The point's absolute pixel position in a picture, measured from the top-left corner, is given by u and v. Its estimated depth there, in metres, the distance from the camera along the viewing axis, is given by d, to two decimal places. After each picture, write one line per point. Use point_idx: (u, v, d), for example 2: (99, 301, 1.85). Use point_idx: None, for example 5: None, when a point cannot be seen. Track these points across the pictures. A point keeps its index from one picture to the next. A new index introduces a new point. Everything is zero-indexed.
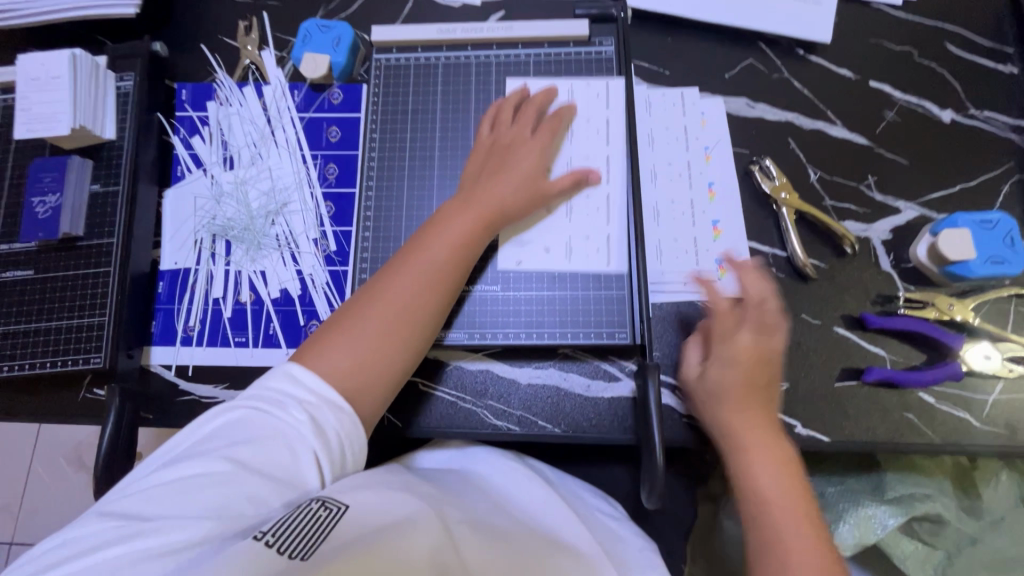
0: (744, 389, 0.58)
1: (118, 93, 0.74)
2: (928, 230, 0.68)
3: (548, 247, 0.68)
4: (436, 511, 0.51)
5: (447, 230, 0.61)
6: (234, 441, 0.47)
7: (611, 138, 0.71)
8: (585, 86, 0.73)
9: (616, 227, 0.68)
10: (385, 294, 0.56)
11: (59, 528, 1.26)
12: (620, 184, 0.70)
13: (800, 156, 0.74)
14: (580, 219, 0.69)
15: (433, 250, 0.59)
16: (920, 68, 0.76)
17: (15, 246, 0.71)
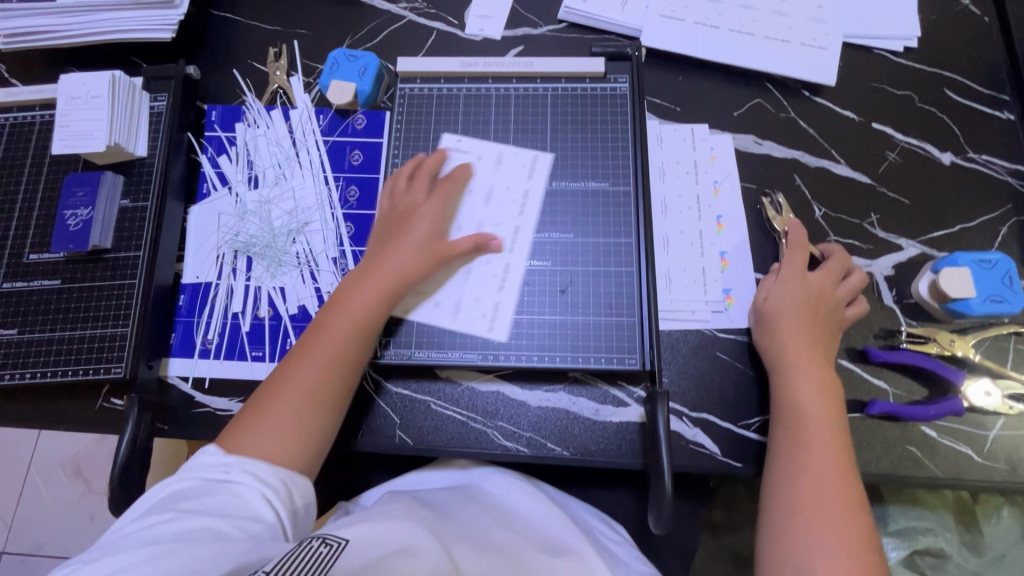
0: (819, 378, 0.62)
1: (152, 113, 0.78)
2: (929, 268, 0.70)
3: (439, 303, 0.70)
4: (435, 532, 0.53)
5: (346, 310, 0.63)
6: (183, 497, 0.50)
7: (522, 208, 0.73)
8: (506, 155, 0.76)
9: (506, 293, 0.70)
10: (289, 383, 0.59)
11: (55, 537, 1.26)
12: (512, 250, 0.71)
13: (806, 193, 0.77)
14: (477, 281, 0.70)
15: (332, 334, 0.62)
16: (920, 112, 0.80)
17: (44, 257, 0.74)
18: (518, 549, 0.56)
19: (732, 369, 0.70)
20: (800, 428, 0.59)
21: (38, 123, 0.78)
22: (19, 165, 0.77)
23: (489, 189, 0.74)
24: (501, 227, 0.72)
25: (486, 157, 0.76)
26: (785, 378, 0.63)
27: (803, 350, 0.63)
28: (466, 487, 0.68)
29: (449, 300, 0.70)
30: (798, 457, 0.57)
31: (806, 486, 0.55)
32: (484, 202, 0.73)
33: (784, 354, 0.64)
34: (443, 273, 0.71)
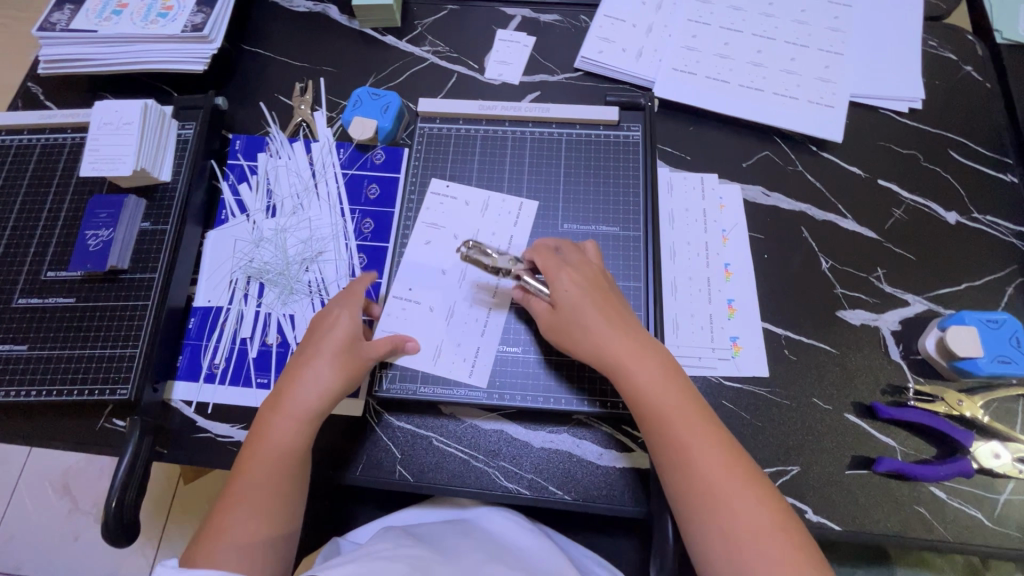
0: (638, 348, 0.61)
1: (178, 140, 0.80)
2: (936, 325, 0.70)
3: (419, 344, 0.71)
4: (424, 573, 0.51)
5: (267, 443, 0.61)
6: None
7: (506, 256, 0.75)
8: (487, 200, 0.78)
9: (488, 339, 0.71)
10: (220, 537, 0.56)
11: (33, 557, 1.22)
12: (496, 296, 0.73)
13: (813, 245, 0.78)
14: (458, 326, 0.71)
15: (252, 473, 0.59)
16: (925, 171, 0.82)
17: (61, 274, 0.75)
18: None
19: (738, 418, 0.69)
20: (659, 419, 0.58)
21: (68, 145, 0.80)
22: (46, 183, 0.79)
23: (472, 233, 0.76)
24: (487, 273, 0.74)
25: (471, 202, 0.78)
26: (624, 372, 0.60)
27: (624, 337, 0.61)
28: (464, 525, 0.66)
29: (431, 342, 0.71)
30: (663, 427, 0.57)
31: (678, 449, 0.56)
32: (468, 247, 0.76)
33: (606, 342, 0.61)
34: (424, 314, 0.72)
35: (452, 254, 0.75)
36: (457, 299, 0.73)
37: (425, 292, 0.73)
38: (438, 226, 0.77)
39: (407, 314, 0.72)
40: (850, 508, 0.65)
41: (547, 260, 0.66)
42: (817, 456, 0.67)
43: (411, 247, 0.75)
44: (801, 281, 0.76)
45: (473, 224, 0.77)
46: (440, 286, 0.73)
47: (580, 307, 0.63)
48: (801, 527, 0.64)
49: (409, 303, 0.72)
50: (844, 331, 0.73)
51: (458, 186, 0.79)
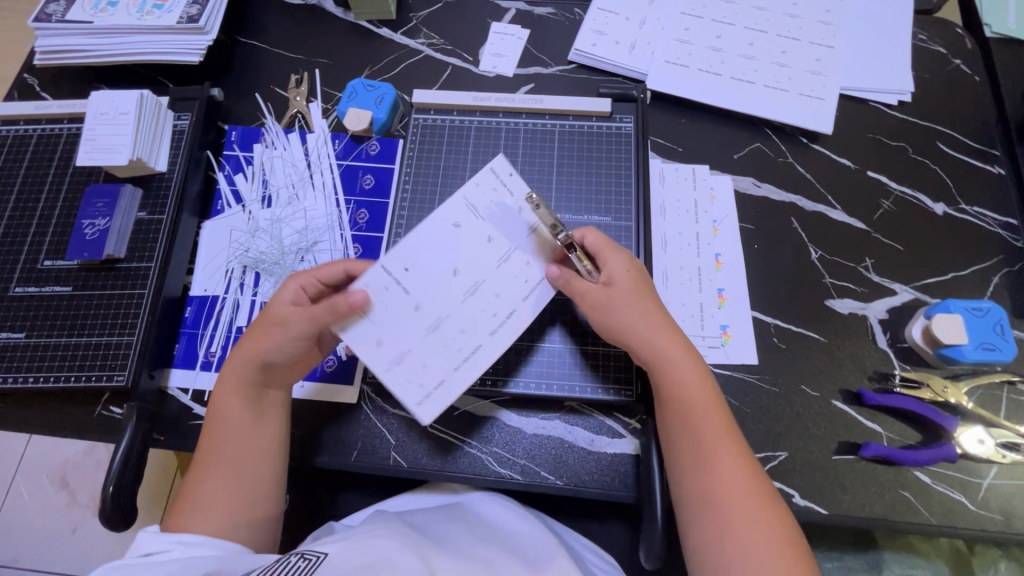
0: (677, 344, 0.62)
1: (175, 131, 0.81)
2: (922, 314, 0.72)
3: (381, 337, 0.59)
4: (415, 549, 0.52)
5: (218, 413, 0.63)
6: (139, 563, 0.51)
7: (528, 295, 0.61)
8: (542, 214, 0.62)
9: (457, 375, 0.59)
10: (193, 504, 0.59)
11: (31, 548, 1.23)
12: (490, 333, 0.60)
13: (802, 236, 0.79)
14: (437, 343, 0.60)
15: (211, 442, 0.62)
16: (913, 162, 0.83)
17: (58, 263, 0.75)
18: (505, 564, 0.55)
19: (727, 405, 0.70)
20: (694, 415, 0.59)
21: (64, 135, 0.81)
22: (42, 173, 0.79)
23: (508, 248, 0.62)
24: (499, 307, 0.61)
25: (523, 211, 0.62)
26: (665, 364, 0.61)
27: (668, 333, 0.62)
28: (456, 509, 0.67)
29: (397, 346, 0.59)
30: (694, 420, 0.59)
31: (705, 448, 0.58)
32: (496, 259, 0.61)
33: (653, 336, 0.61)
34: (405, 309, 0.59)
35: (476, 257, 0.61)
36: (450, 313, 0.60)
37: (424, 284, 0.60)
38: (477, 219, 0.61)
39: (390, 299, 0.59)
40: (837, 493, 0.66)
41: (599, 244, 0.64)
42: (804, 442, 0.68)
43: (435, 225, 0.61)
44: (790, 271, 0.77)
45: (517, 240, 0.62)
46: (444, 286, 0.60)
47: (627, 297, 0.62)
48: (788, 511, 0.65)
49: (400, 287, 0.59)
50: (833, 320, 0.74)
51: (519, 188, 0.63)
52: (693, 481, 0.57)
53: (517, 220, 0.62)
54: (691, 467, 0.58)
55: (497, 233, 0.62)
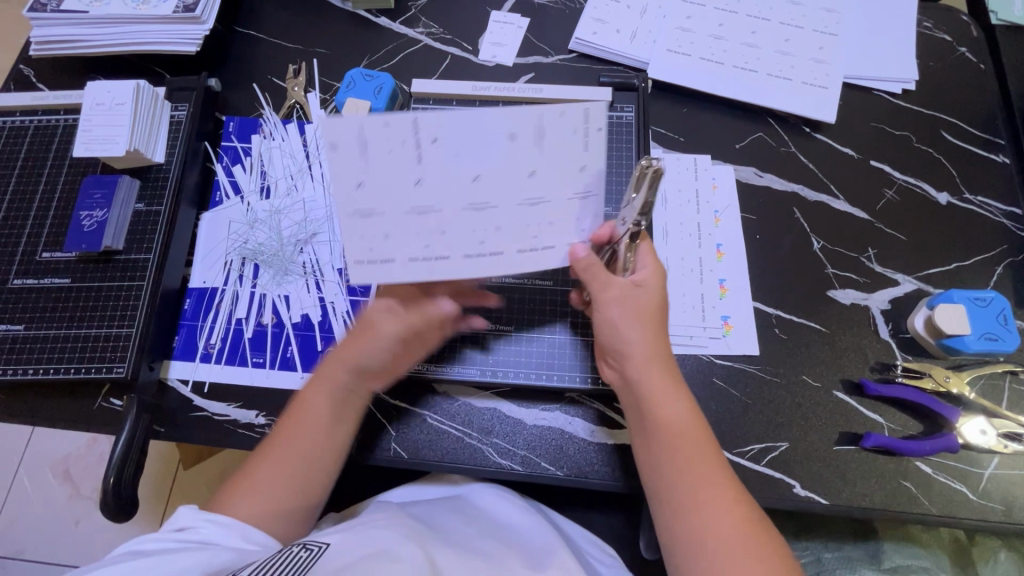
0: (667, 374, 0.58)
1: (172, 121, 0.80)
2: (925, 304, 0.71)
3: (364, 181, 0.47)
4: (417, 539, 0.52)
5: (309, 412, 0.61)
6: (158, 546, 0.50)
7: (528, 249, 0.54)
8: (591, 194, 0.52)
9: (408, 267, 0.53)
10: (253, 491, 0.57)
11: (35, 540, 1.24)
12: (466, 257, 0.53)
13: (805, 226, 0.78)
14: (410, 231, 0.51)
15: (295, 437, 0.60)
16: (917, 151, 0.82)
17: (56, 255, 0.75)
18: (504, 556, 0.55)
19: (727, 396, 0.70)
20: (678, 453, 0.55)
21: (61, 127, 0.80)
22: (39, 165, 0.79)
23: (541, 199, 0.51)
24: (490, 242, 0.53)
25: (580, 178, 0.50)
26: (662, 387, 0.57)
27: (657, 361, 0.58)
28: (457, 501, 0.67)
29: (372, 201, 0.48)
30: (677, 459, 0.55)
31: (690, 489, 0.54)
32: (521, 197, 0.50)
33: (638, 367, 0.58)
34: (403, 181, 0.47)
35: (505, 184, 0.49)
36: (441, 212, 0.50)
37: (439, 161, 0.46)
38: (531, 150, 0.47)
39: (393, 152, 0.45)
40: (838, 483, 0.66)
41: (643, 256, 0.61)
42: (805, 432, 0.68)
43: (488, 121, 0.45)
44: (792, 262, 0.76)
45: (554, 200, 0.51)
46: (456, 185, 0.48)
47: (636, 311, 0.59)
48: (789, 502, 0.65)
49: (415, 147, 0.45)
50: (835, 310, 0.74)
51: (596, 149, 0.48)
52: (681, 514, 0.53)
53: (568, 185, 0.50)
54: (679, 501, 0.54)
55: (546, 180, 0.49)
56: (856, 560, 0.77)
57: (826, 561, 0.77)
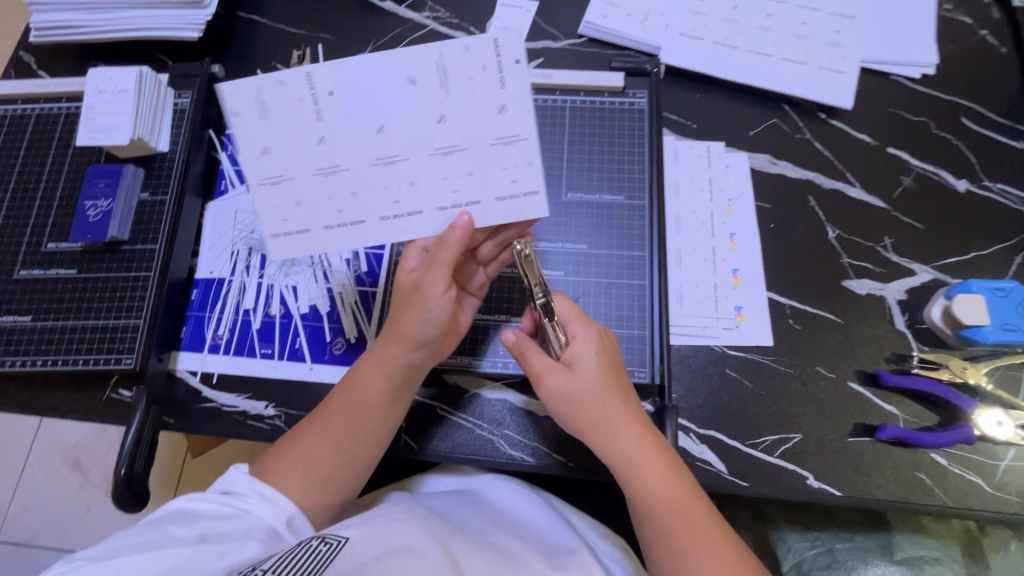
0: (645, 444, 0.57)
1: (175, 109, 0.79)
2: (943, 294, 0.70)
3: (269, 147, 0.52)
4: (435, 535, 0.52)
5: (358, 389, 0.60)
6: (204, 518, 0.52)
7: (449, 205, 0.55)
8: (520, 137, 0.52)
9: (325, 235, 0.56)
10: (297, 461, 0.58)
11: (47, 528, 1.25)
12: (381, 218, 0.55)
13: (820, 214, 0.77)
14: (322, 192, 0.54)
15: (338, 411, 0.59)
16: (936, 138, 0.80)
17: (61, 246, 0.74)
18: (521, 550, 0.55)
19: (741, 387, 0.69)
20: (670, 524, 0.54)
21: (63, 115, 0.79)
22: (42, 153, 0.78)
23: (456, 145, 0.53)
24: (405, 201, 0.55)
25: (500, 119, 0.52)
26: (632, 462, 0.56)
27: (632, 435, 0.57)
28: (468, 492, 0.67)
29: (280, 166, 0.53)
30: (672, 533, 0.54)
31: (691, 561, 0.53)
32: (432, 145, 0.52)
33: (615, 444, 0.57)
34: (309, 141, 0.52)
35: (415, 132, 0.52)
36: (352, 170, 0.53)
37: (341, 116, 0.51)
38: (440, 93, 0.51)
39: (294, 113, 0.51)
40: (852, 475, 0.65)
41: (568, 314, 0.61)
42: (819, 424, 0.67)
43: (387, 65, 0.50)
44: (806, 251, 0.75)
45: (472, 149, 0.53)
46: (362, 137, 0.52)
47: (593, 388, 0.57)
48: (802, 494, 0.65)
49: (315, 103, 0.51)
50: (850, 300, 0.73)
51: (514, 86, 0.51)
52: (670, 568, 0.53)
53: (488, 127, 0.52)
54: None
55: (462, 124, 0.52)
56: (868, 551, 0.76)
57: (838, 551, 0.77)
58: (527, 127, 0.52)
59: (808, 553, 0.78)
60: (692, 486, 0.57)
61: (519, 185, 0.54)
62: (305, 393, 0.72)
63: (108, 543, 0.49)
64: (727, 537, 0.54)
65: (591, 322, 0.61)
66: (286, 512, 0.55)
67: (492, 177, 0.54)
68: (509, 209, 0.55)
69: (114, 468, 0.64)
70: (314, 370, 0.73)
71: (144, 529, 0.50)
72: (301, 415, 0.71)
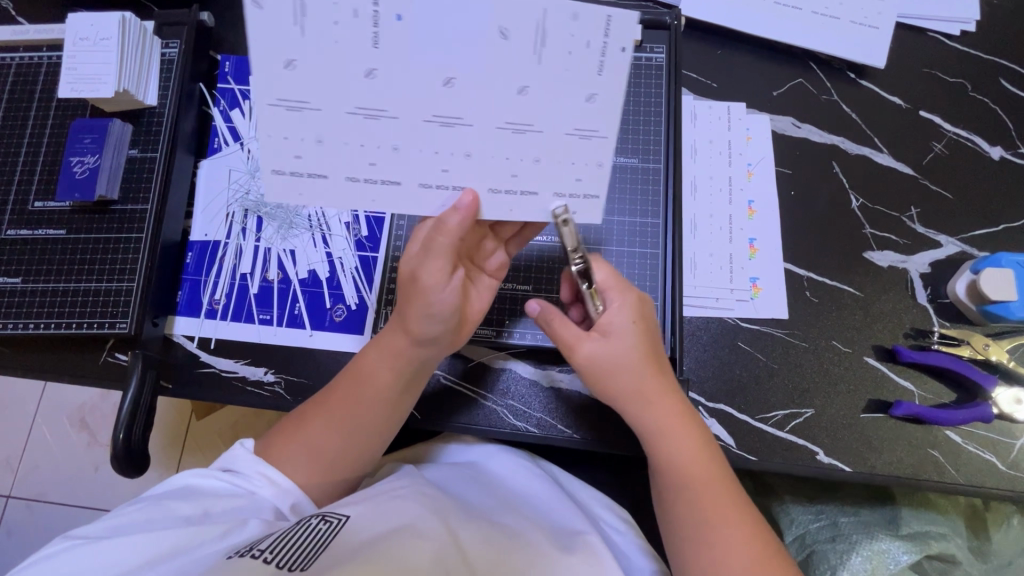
0: (678, 417, 0.56)
1: (163, 60, 0.73)
2: (969, 268, 0.67)
3: (297, 61, 0.42)
4: (439, 514, 0.51)
5: (362, 374, 0.58)
6: (207, 494, 0.51)
7: (504, 189, 0.50)
8: (599, 133, 0.46)
9: (346, 186, 0.49)
10: (297, 442, 0.56)
11: (57, 485, 1.27)
12: (421, 183, 0.49)
13: (844, 181, 0.73)
14: (350, 133, 0.46)
15: (341, 396, 0.58)
16: (972, 102, 0.75)
17: (50, 204, 0.71)
18: (526, 529, 0.54)
19: (753, 360, 0.67)
20: (688, 488, 0.54)
21: (45, 65, 0.74)
22: (25, 106, 0.74)
23: (529, 124, 0.45)
24: (455, 171, 0.48)
25: (590, 109, 0.45)
26: (660, 434, 0.55)
27: (667, 405, 0.56)
28: (470, 463, 0.66)
29: (306, 90, 0.44)
30: (690, 498, 0.54)
31: (704, 525, 0.52)
32: (503, 118, 0.45)
33: (648, 413, 0.56)
34: (354, 74, 0.43)
35: (483, 96, 0.44)
36: (394, 120, 0.45)
37: (400, 49, 0.41)
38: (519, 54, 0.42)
39: (341, 28, 0.41)
40: (863, 451, 0.64)
41: (608, 281, 0.58)
42: (832, 398, 0.66)
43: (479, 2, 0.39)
44: (828, 221, 0.72)
45: (534, 128, 0.46)
46: (421, 90, 0.43)
47: (631, 357, 0.56)
48: (811, 468, 0.64)
49: (374, 24, 0.40)
50: (870, 273, 0.70)
51: (615, 75, 0.43)
52: (684, 531, 0.53)
53: (572, 115, 0.45)
54: (691, 537, 0.53)
55: (544, 104, 0.44)
56: (873, 525, 0.76)
57: (841, 524, 0.77)
58: (609, 123, 0.46)
59: (812, 525, 0.78)
60: (721, 461, 0.56)
61: (582, 186, 0.49)
62: (305, 359, 0.70)
63: (112, 521, 0.48)
64: (743, 508, 0.53)
65: (633, 291, 0.58)
66: (291, 494, 0.54)
67: (555, 171, 0.48)
68: (544, 207, 0.51)
69: (113, 433, 0.63)
70: (313, 337, 0.71)
71: (149, 505, 0.49)
72: (301, 382, 0.69)
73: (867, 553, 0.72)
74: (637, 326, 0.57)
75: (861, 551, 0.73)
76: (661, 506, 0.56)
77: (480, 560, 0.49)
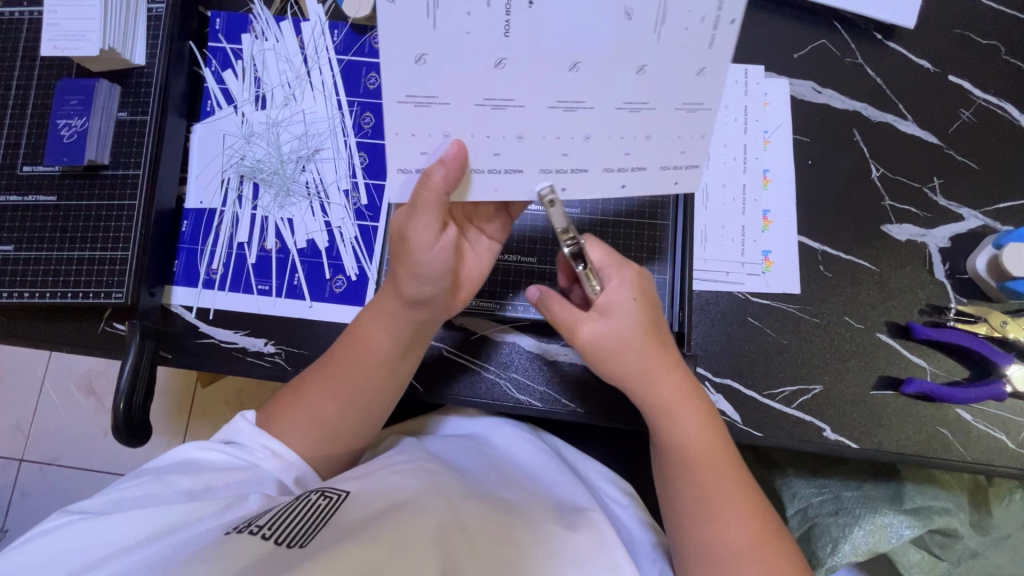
0: (682, 394, 0.55)
1: (149, 16, 0.68)
2: (992, 242, 0.65)
3: (427, 55, 0.41)
4: (441, 490, 0.51)
5: (359, 349, 0.56)
6: (207, 468, 0.51)
7: (616, 167, 0.48)
8: (649, 104, 0.45)
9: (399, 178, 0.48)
10: (297, 416, 0.55)
11: (69, 449, 1.28)
12: (541, 171, 0.48)
13: (864, 150, 0.69)
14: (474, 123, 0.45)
15: (337, 371, 0.56)
16: (1004, 66, 0.71)
17: (38, 169, 0.69)
18: (530, 506, 0.54)
19: (763, 336, 0.65)
20: (692, 470, 0.53)
21: (25, 21, 0.70)
22: (8, 66, 0.70)
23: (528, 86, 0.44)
24: (574, 155, 0.47)
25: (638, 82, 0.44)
26: (665, 411, 0.54)
27: (674, 382, 0.55)
28: (473, 438, 0.65)
29: (431, 84, 0.42)
30: (694, 477, 0.53)
31: (706, 504, 0.52)
32: (529, 95, 0.44)
33: (654, 390, 0.55)
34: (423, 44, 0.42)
35: (514, 71, 0.43)
36: (522, 107, 0.44)
37: (535, 32, 0.41)
38: (545, 22, 0.41)
39: (474, 16, 0.40)
40: (872, 429, 0.63)
41: (605, 260, 0.56)
42: (844, 374, 0.64)
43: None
44: (846, 193, 0.69)
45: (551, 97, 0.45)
46: (453, 69, 0.42)
47: (637, 337, 0.54)
48: (817, 444, 0.63)
49: (506, 12, 0.40)
50: (887, 247, 0.67)
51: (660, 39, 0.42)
52: (681, 508, 0.53)
53: (607, 89, 0.44)
54: (692, 517, 0.52)
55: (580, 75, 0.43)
56: (877, 500, 0.76)
57: (845, 499, 0.77)
58: (645, 90, 0.44)
59: (814, 499, 0.79)
60: (729, 442, 0.55)
61: (688, 157, 0.48)
62: (305, 330, 0.69)
63: (111, 497, 0.48)
64: (745, 489, 0.52)
65: (630, 267, 0.57)
66: (295, 468, 0.54)
67: (593, 148, 0.47)
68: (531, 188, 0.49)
69: (114, 402, 0.63)
70: (313, 308, 0.70)
71: (151, 479, 0.49)
72: (301, 353, 0.68)
73: (868, 526, 0.74)
74: (642, 305, 0.55)
75: (863, 524, 0.74)
76: (662, 482, 0.56)
77: (484, 536, 0.48)
